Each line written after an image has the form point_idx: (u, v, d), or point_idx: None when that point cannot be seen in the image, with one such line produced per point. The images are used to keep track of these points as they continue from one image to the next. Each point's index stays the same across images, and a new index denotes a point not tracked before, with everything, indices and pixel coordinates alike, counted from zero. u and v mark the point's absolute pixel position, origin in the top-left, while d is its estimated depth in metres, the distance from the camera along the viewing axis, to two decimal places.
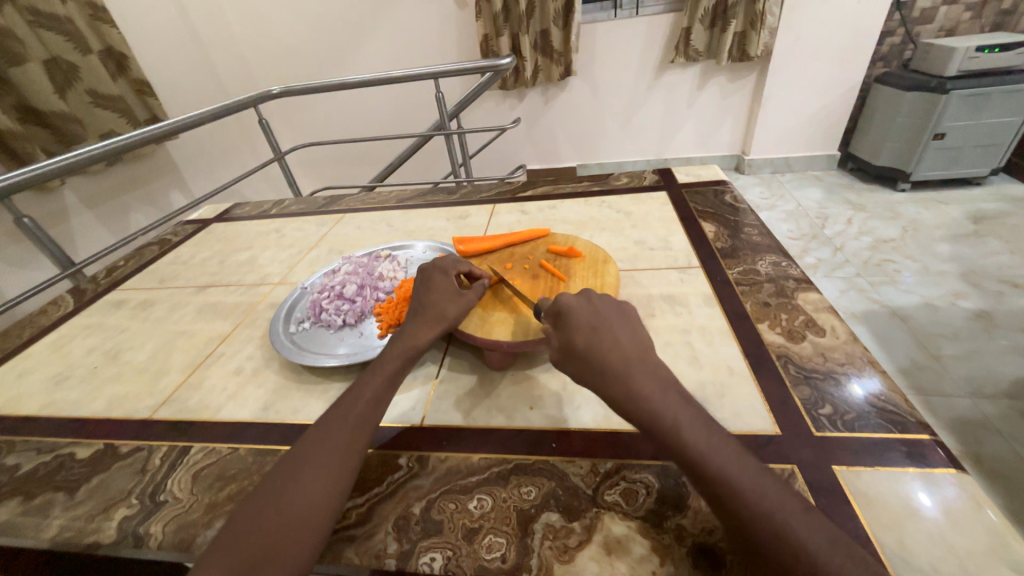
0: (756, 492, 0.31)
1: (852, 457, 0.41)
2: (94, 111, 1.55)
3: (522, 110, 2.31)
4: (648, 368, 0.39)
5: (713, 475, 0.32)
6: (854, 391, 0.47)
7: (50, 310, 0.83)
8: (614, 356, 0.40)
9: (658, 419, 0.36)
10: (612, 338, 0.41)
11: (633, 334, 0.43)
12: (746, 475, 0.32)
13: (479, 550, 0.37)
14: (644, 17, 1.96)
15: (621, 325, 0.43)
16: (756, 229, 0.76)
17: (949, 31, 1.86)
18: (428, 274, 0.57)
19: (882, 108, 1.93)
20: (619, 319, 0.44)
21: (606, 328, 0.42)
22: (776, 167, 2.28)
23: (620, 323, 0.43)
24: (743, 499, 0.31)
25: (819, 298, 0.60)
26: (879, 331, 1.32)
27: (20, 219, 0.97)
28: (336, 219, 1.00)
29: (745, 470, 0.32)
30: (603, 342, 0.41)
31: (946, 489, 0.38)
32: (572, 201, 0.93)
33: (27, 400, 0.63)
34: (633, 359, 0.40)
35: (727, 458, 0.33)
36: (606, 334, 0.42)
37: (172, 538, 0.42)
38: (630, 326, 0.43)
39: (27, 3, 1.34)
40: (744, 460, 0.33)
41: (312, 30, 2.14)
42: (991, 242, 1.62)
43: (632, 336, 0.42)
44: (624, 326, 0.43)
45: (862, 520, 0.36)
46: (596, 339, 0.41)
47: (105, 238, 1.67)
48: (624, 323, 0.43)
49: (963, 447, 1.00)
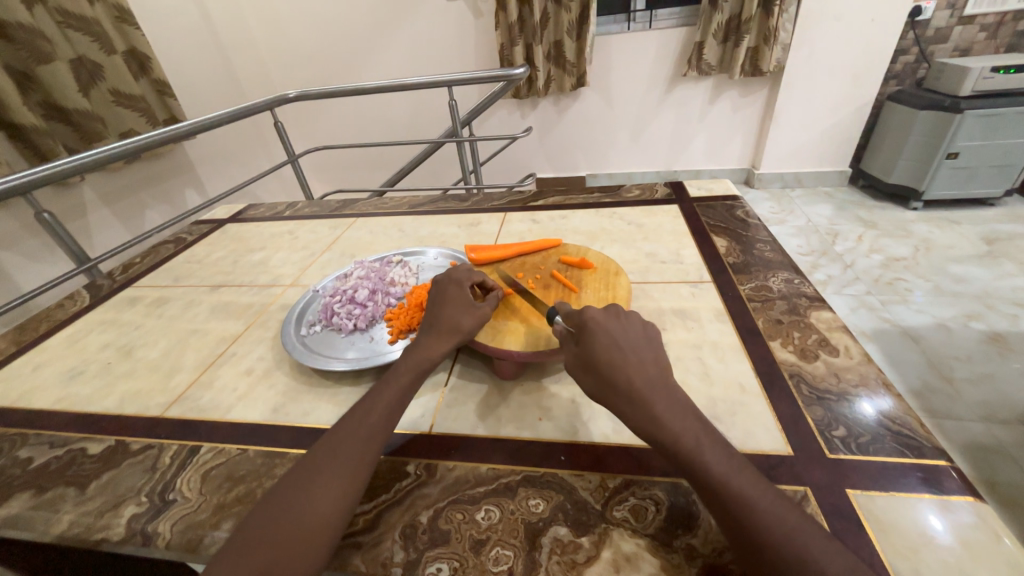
0: (767, 517, 0.31)
1: (866, 481, 0.40)
2: (115, 109, 1.58)
3: (534, 119, 2.32)
4: (666, 389, 0.40)
5: (728, 497, 0.33)
6: (869, 414, 0.46)
7: (66, 305, 0.85)
8: (635, 374, 0.40)
9: (675, 440, 0.36)
10: (632, 355, 0.42)
11: (655, 355, 0.43)
12: (763, 499, 0.32)
13: (486, 562, 0.37)
14: (658, 31, 1.98)
15: (643, 343, 0.43)
16: (768, 245, 0.76)
17: (963, 51, 1.86)
18: (443, 286, 0.56)
19: (895, 125, 1.92)
20: (640, 337, 0.44)
21: (627, 345, 0.42)
22: (786, 182, 2.27)
23: (643, 342, 0.43)
24: (757, 520, 0.31)
25: (832, 317, 0.60)
26: (890, 352, 1.31)
27: (40, 214, 0.99)
28: (349, 223, 1.01)
29: (763, 494, 0.32)
30: (623, 359, 0.41)
31: (962, 517, 0.37)
32: (583, 212, 0.93)
33: (41, 393, 0.64)
34: (651, 378, 0.40)
35: (740, 480, 0.33)
36: (629, 352, 0.42)
37: (179, 537, 0.42)
38: (651, 347, 0.43)
39: (57, 5, 1.38)
40: (759, 484, 0.33)
41: (330, 36, 2.18)
42: (1005, 264, 1.60)
43: (653, 356, 0.42)
44: (647, 347, 0.43)
45: (876, 546, 0.36)
46: (617, 355, 0.41)
47: (120, 234, 1.69)
48: (646, 342, 0.43)
49: (976, 472, 0.98)
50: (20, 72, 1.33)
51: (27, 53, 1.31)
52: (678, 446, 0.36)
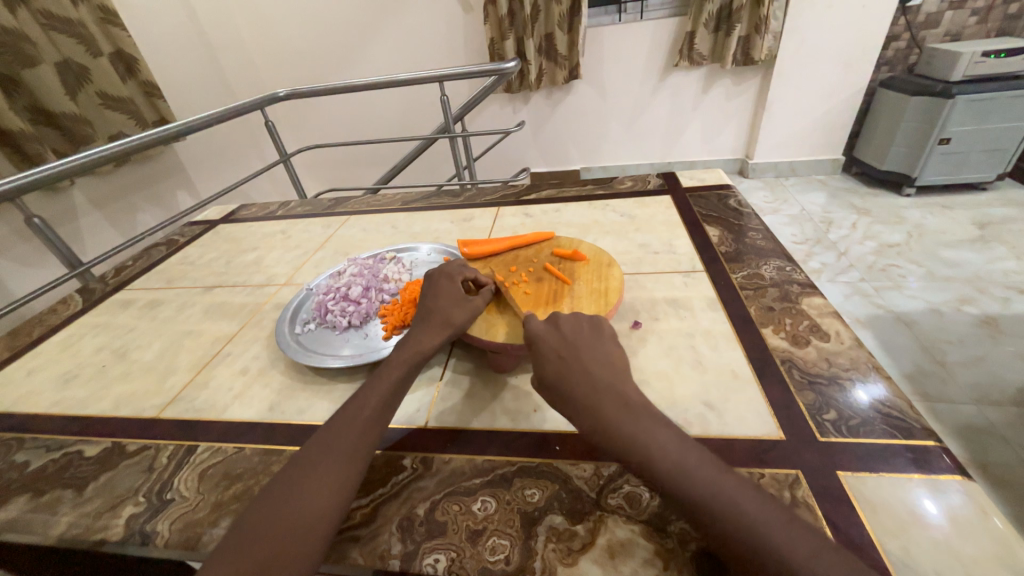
0: (728, 504, 0.31)
1: (856, 463, 0.41)
2: (103, 112, 1.57)
3: (526, 113, 2.31)
4: (618, 388, 0.40)
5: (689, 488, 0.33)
6: (860, 397, 0.47)
7: (59, 309, 0.84)
8: (582, 378, 0.41)
9: (631, 439, 0.36)
10: (579, 361, 0.42)
11: (605, 356, 0.43)
12: (727, 489, 0.32)
13: (483, 551, 0.37)
14: (648, 21, 1.97)
15: (590, 348, 0.44)
16: (760, 233, 0.76)
17: (954, 36, 1.86)
18: (435, 280, 0.57)
19: (887, 112, 1.92)
20: (588, 341, 0.45)
21: (574, 352, 0.44)
22: (780, 171, 2.27)
23: (590, 346, 0.44)
24: (718, 509, 0.32)
25: (824, 303, 0.60)
26: (884, 337, 1.32)
27: (30, 219, 0.98)
28: (342, 221, 1.01)
29: (720, 485, 0.32)
30: (571, 365, 0.42)
31: (950, 496, 0.38)
32: (576, 204, 0.93)
33: (35, 398, 0.64)
34: (600, 379, 0.41)
35: (700, 470, 0.33)
36: (576, 358, 0.43)
37: (177, 536, 0.42)
38: (601, 349, 0.44)
39: (40, 6, 1.36)
40: (721, 473, 0.33)
41: (318, 33, 2.16)
42: (997, 247, 1.61)
43: (600, 359, 0.43)
44: (594, 349, 0.44)
45: (866, 527, 0.36)
46: (563, 363, 0.43)
47: (111, 237, 1.68)
48: (595, 345, 0.44)
49: (968, 454, 1.00)
50: (4, 76, 1.30)
51: (11, 57, 1.29)
52: (633, 444, 0.36)
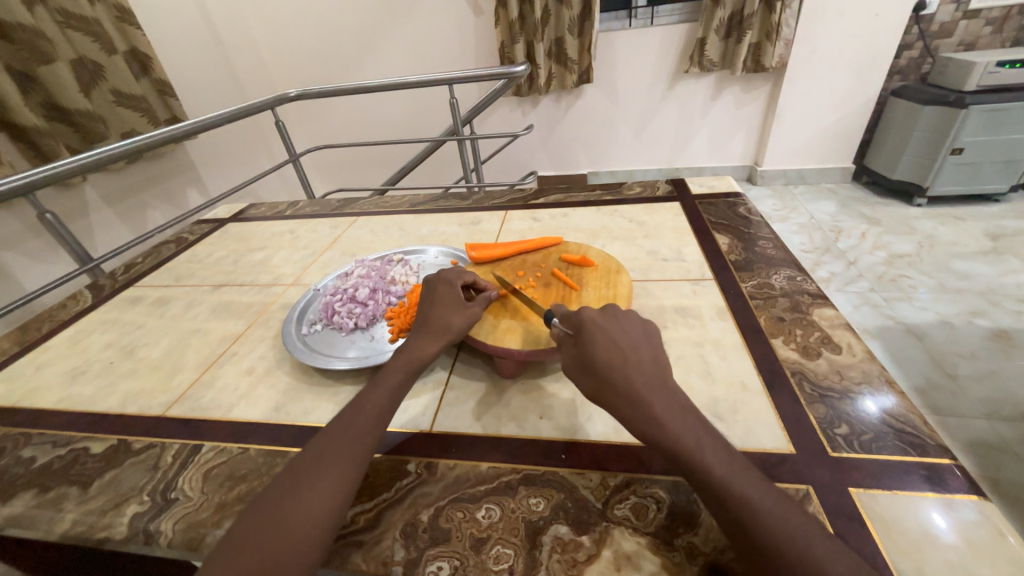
0: (761, 517, 0.31)
1: (869, 479, 0.40)
2: (117, 110, 1.59)
3: (535, 116, 2.32)
4: (666, 389, 0.39)
5: (730, 498, 0.33)
6: (870, 410, 0.46)
7: (69, 305, 0.85)
8: (633, 373, 0.40)
9: (676, 440, 0.36)
10: (631, 356, 0.41)
11: (653, 355, 0.42)
12: (749, 502, 0.32)
13: (487, 560, 0.37)
14: (659, 27, 1.97)
15: (640, 344, 0.43)
16: (770, 242, 0.75)
17: (968, 45, 1.84)
18: (432, 286, 0.57)
19: (899, 121, 1.91)
20: (639, 338, 0.44)
21: (627, 346, 0.42)
22: (789, 178, 2.26)
23: (641, 342, 0.43)
24: (758, 520, 0.31)
25: (835, 314, 0.59)
26: (893, 349, 1.30)
27: (42, 214, 0.99)
28: (350, 222, 1.01)
29: (760, 496, 0.32)
30: (622, 359, 0.41)
31: (965, 516, 0.37)
32: (584, 210, 0.93)
33: (44, 393, 0.64)
34: (650, 378, 0.40)
35: (735, 481, 0.33)
36: (626, 352, 0.42)
37: (181, 536, 0.42)
38: (649, 346, 0.43)
39: (57, 5, 1.38)
40: (745, 485, 0.33)
41: (330, 34, 2.17)
42: (1010, 260, 1.59)
43: (651, 357, 0.42)
44: (645, 346, 0.43)
45: (880, 545, 0.35)
46: (615, 356, 0.41)
47: (122, 234, 1.70)
48: (643, 342, 0.43)
49: (980, 469, 0.98)
50: (21, 72, 1.33)
51: (27, 54, 1.31)
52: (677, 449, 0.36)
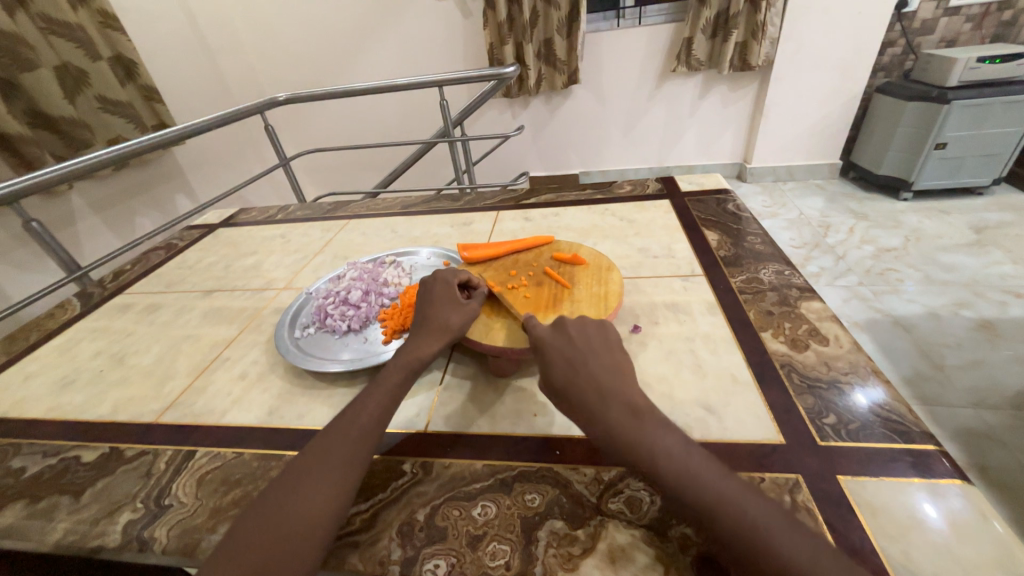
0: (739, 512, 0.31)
1: (857, 467, 0.41)
2: (102, 116, 1.57)
3: (526, 117, 2.33)
4: (622, 396, 0.39)
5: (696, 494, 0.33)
6: (859, 401, 0.47)
7: (57, 314, 0.84)
8: (586, 385, 0.41)
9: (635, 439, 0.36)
10: (585, 369, 0.42)
11: (613, 359, 0.43)
12: (728, 497, 0.32)
13: (483, 557, 0.37)
14: (646, 27, 1.99)
15: (594, 353, 0.44)
16: (758, 238, 0.76)
17: (950, 42, 1.88)
18: (430, 285, 0.57)
19: (884, 117, 1.94)
20: (599, 345, 0.45)
21: (580, 358, 0.43)
22: (778, 175, 2.28)
23: (594, 351, 0.44)
24: (724, 516, 0.31)
25: (823, 307, 0.60)
26: (882, 341, 1.32)
27: (28, 222, 0.97)
28: (341, 225, 1.01)
29: (728, 493, 0.32)
30: (576, 372, 0.42)
31: (950, 499, 0.38)
32: (575, 209, 0.94)
33: (33, 403, 0.63)
34: (605, 387, 0.40)
35: (704, 478, 0.33)
36: (580, 365, 0.42)
37: (176, 542, 0.42)
38: (605, 353, 0.44)
39: (39, 11, 1.36)
40: (727, 480, 0.33)
41: (318, 37, 2.16)
42: (994, 251, 1.62)
43: (605, 365, 0.42)
44: (598, 355, 0.43)
45: (867, 530, 0.36)
46: (570, 372, 0.42)
47: (110, 241, 1.68)
48: (602, 348, 0.44)
49: (968, 458, 1.00)
50: (5, 81, 1.31)
51: (9, 61, 1.29)
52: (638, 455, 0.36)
